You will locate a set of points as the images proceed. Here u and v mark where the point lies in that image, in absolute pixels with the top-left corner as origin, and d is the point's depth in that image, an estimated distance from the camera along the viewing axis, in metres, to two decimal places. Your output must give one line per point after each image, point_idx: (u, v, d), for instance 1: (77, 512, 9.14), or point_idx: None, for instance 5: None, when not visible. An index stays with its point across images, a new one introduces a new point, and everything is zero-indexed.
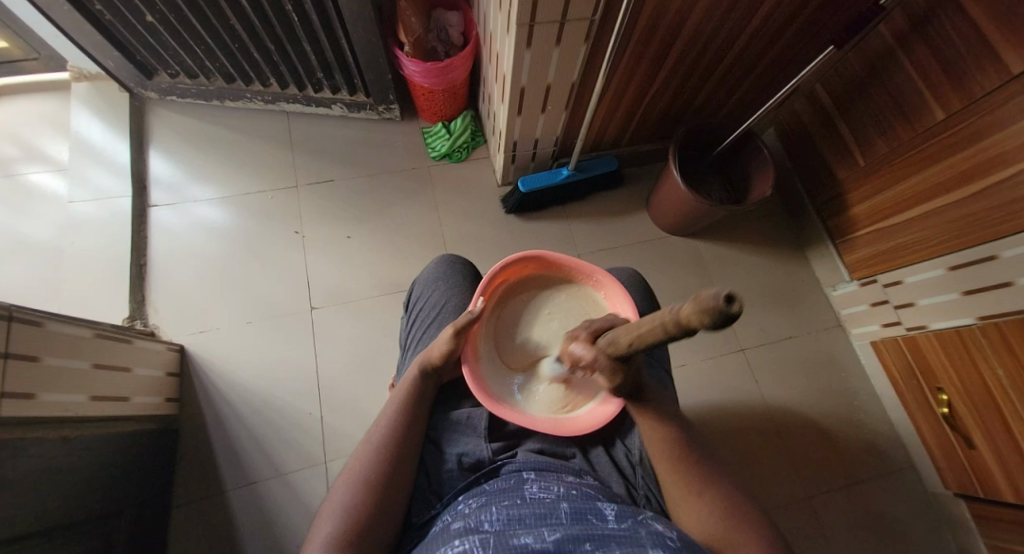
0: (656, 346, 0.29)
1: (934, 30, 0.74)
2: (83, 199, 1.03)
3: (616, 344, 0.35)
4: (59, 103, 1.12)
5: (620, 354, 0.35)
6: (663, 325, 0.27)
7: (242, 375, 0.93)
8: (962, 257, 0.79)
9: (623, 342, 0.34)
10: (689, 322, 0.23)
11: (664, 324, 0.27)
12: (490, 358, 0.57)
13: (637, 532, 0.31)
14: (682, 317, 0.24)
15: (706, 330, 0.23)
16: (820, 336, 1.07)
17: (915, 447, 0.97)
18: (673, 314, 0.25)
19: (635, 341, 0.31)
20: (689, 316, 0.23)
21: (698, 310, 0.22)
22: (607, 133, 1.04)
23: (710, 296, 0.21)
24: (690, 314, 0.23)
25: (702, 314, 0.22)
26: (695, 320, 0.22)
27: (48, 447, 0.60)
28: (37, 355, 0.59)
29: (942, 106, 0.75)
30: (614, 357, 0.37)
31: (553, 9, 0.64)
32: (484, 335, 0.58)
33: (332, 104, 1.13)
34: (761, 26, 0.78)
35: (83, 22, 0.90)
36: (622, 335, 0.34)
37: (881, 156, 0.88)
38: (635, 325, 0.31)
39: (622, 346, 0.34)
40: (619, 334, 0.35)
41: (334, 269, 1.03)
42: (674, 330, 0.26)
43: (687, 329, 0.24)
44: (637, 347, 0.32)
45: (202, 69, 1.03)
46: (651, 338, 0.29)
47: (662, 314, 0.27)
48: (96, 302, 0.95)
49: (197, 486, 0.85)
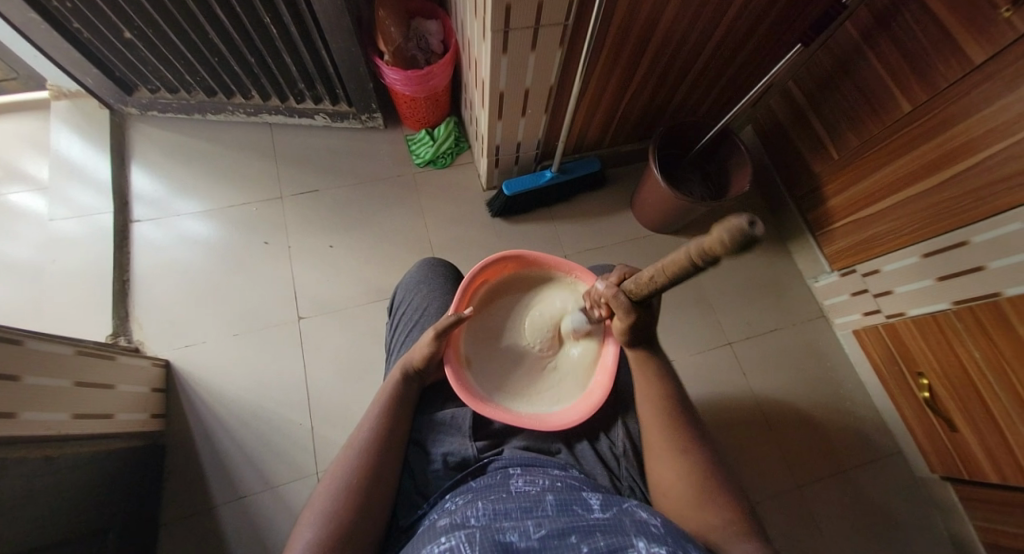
0: (677, 278, 0.31)
1: (897, 25, 0.76)
2: (63, 217, 1.02)
3: (641, 281, 0.38)
4: (36, 122, 1.11)
5: (645, 292, 0.38)
6: (685, 257, 0.29)
7: (229, 389, 0.93)
8: (935, 244, 0.81)
9: (646, 278, 0.36)
10: (711, 250, 0.25)
11: (687, 256, 0.28)
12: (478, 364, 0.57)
13: (621, 520, 0.31)
14: (703, 246, 0.26)
15: (726, 255, 0.25)
16: (804, 327, 1.09)
17: (900, 433, 0.99)
18: (694, 245, 0.27)
19: (658, 275, 0.34)
20: (712, 243, 0.25)
21: (723, 235, 0.23)
22: (588, 135, 1.06)
23: (741, 219, 0.23)
24: (713, 241, 0.25)
25: (728, 237, 0.24)
26: (718, 244, 0.24)
27: (31, 467, 0.59)
28: (17, 374, 0.58)
29: (908, 98, 0.78)
30: (637, 296, 0.40)
31: (527, 15, 0.65)
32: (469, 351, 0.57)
33: (315, 115, 1.13)
34: (730, 26, 0.80)
35: (60, 39, 0.90)
36: (643, 273, 0.37)
37: (853, 149, 0.91)
38: (657, 261, 0.33)
39: (645, 283, 0.37)
40: (642, 273, 0.37)
41: (321, 279, 1.03)
42: (696, 261, 0.28)
43: (709, 256, 0.26)
44: (658, 284, 0.35)
45: (182, 83, 1.03)
46: (674, 271, 0.31)
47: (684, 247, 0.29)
48: (78, 320, 0.93)
49: (186, 503, 0.84)
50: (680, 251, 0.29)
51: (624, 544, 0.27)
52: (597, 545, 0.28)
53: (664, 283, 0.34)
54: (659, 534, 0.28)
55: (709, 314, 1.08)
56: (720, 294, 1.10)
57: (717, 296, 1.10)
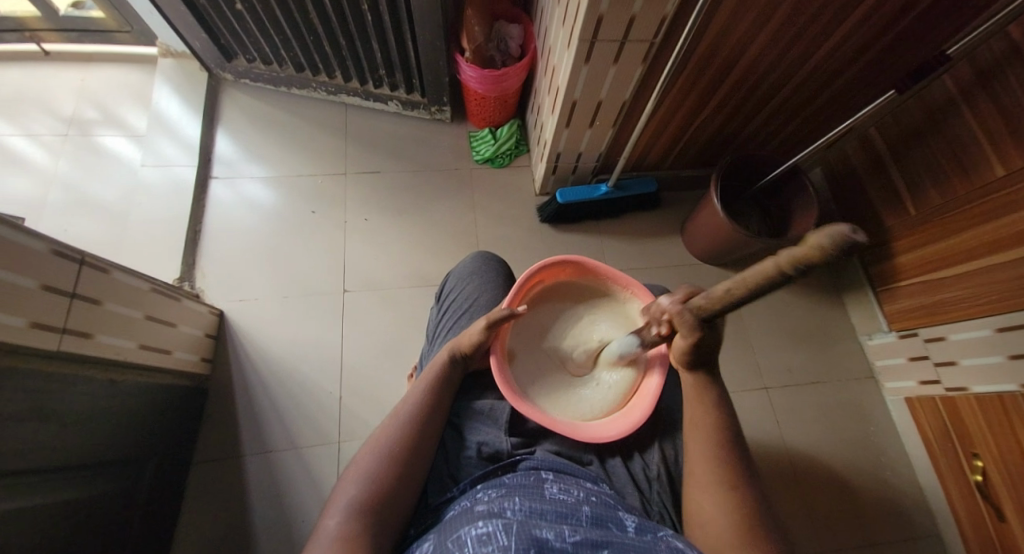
0: (756, 293, 0.29)
1: (1000, 84, 0.72)
2: (152, 165, 1.11)
3: (709, 299, 0.35)
4: (143, 75, 1.22)
5: (712, 309, 0.35)
6: (771, 267, 0.26)
7: (272, 347, 0.97)
8: (1011, 319, 0.76)
9: (717, 295, 0.34)
10: (805, 258, 0.24)
11: (772, 266, 0.26)
12: (522, 373, 0.58)
13: (657, 547, 0.31)
14: (795, 256, 0.24)
15: (824, 262, 0.23)
16: (850, 385, 1.03)
17: (942, 514, 0.92)
18: (783, 255, 0.25)
19: (733, 289, 0.31)
20: (807, 251, 0.24)
21: (824, 240, 0.22)
22: (651, 154, 1.05)
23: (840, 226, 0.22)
24: (809, 248, 0.23)
25: (828, 243, 0.22)
26: (819, 250, 0.23)
27: (96, 386, 0.65)
28: (100, 299, 0.64)
29: (1003, 162, 0.73)
30: (702, 314, 0.37)
31: (616, 28, 0.66)
32: (516, 361, 0.58)
33: (389, 100, 1.18)
34: (819, 65, 0.78)
35: (178, 3, 0.98)
36: (714, 289, 0.34)
37: (933, 208, 0.87)
38: (733, 277, 0.31)
39: (716, 300, 0.34)
40: (711, 289, 0.35)
41: (370, 257, 1.07)
42: (785, 270, 0.26)
43: (801, 266, 0.24)
44: (731, 300, 0.32)
45: (276, 56, 1.10)
46: (755, 285, 0.28)
47: (770, 257, 0.26)
48: (152, 260, 1.01)
49: (217, 448, 0.89)
50: (765, 262, 0.27)
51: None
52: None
53: (739, 299, 0.32)
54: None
55: (749, 353, 1.05)
56: (764, 334, 1.06)
57: (760, 337, 1.06)
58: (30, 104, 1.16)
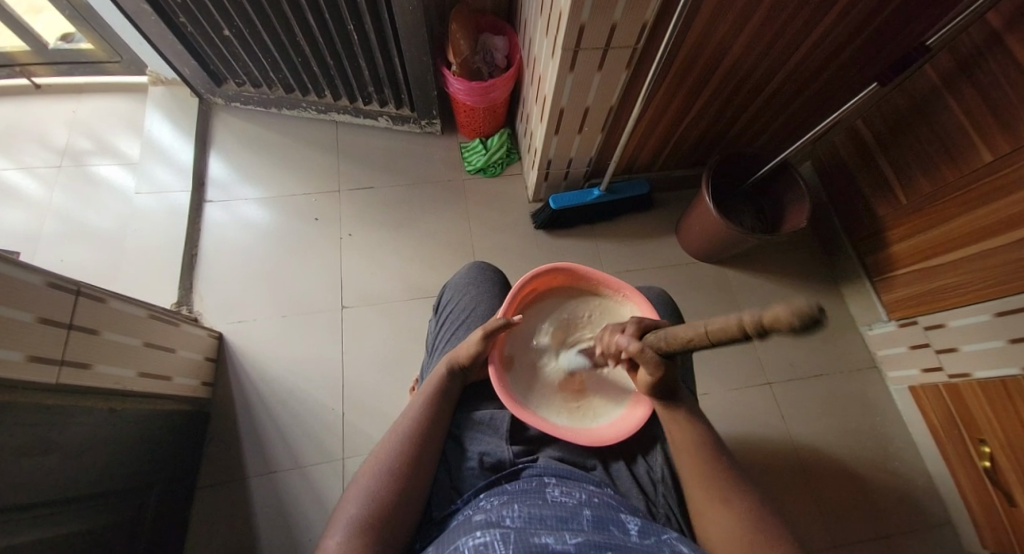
0: (721, 344, 0.29)
1: (983, 72, 0.73)
2: (146, 191, 1.11)
3: (675, 338, 0.35)
4: (135, 104, 1.23)
5: (677, 347, 0.36)
6: (738, 324, 0.26)
7: (272, 367, 0.97)
8: (1008, 303, 0.76)
9: (682, 338, 0.34)
10: (767, 325, 0.23)
11: (740, 323, 0.26)
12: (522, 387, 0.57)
13: (661, 550, 0.30)
14: (758, 319, 0.24)
15: (788, 332, 0.22)
16: (852, 376, 1.03)
17: (953, 502, 0.91)
18: (746, 315, 0.25)
19: (701, 336, 0.31)
20: (768, 318, 0.23)
21: (786, 316, 0.22)
22: (640, 157, 1.06)
23: (806, 304, 0.21)
24: (771, 317, 0.23)
25: (790, 317, 0.22)
26: (779, 323, 0.22)
27: (97, 416, 0.64)
28: (97, 329, 0.64)
29: (990, 147, 0.74)
30: (666, 351, 0.38)
31: (599, 35, 0.67)
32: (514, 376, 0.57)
33: (379, 116, 1.19)
34: (800, 61, 0.79)
35: (167, 32, 0.99)
36: (678, 330, 0.35)
37: (924, 195, 0.87)
38: (702, 321, 0.30)
39: (680, 341, 0.35)
40: (676, 329, 0.35)
41: (368, 272, 1.07)
42: (750, 330, 0.25)
43: (762, 331, 0.24)
44: (696, 344, 0.32)
45: (266, 78, 1.11)
46: (721, 335, 0.28)
47: (738, 312, 0.26)
48: (150, 287, 1.01)
49: (220, 472, 0.88)
50: (731, 318, 0.26)
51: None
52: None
53: (703, 345, 0.32)
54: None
55: (751, 349, 1.04)
56: None
57: None
58: (24, 138, 1.17)
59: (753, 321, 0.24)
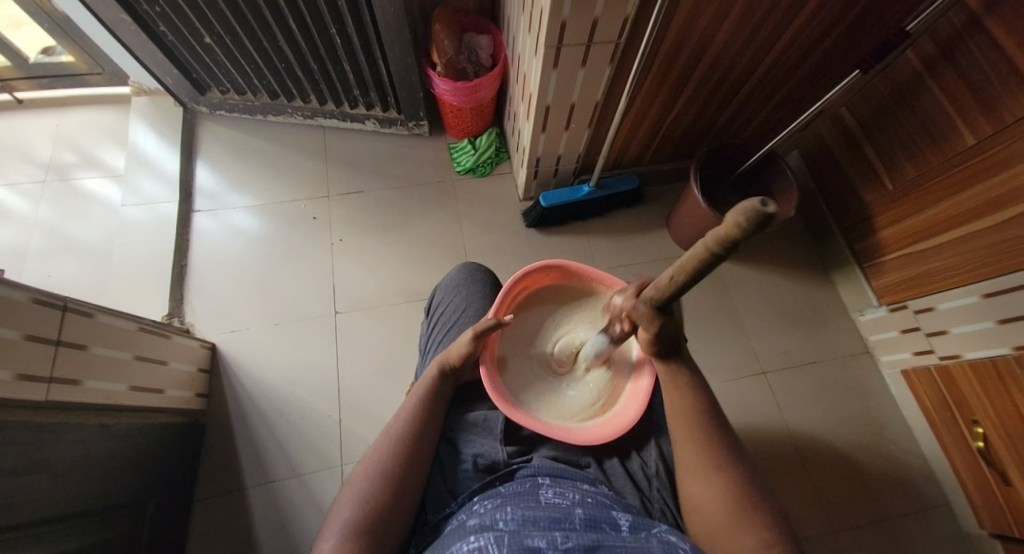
0: (696, 276, 0.30)
1: (963, 55, 0.73)
2: (133, 203, 1.10)
3: (660, 286, 0.36)
4: (118, 115, 1.21)
5: (665, 295, 0.36)
6: (704, 247, 0.26)
7: (267, 376, 0.97)
8: (996, 285, 0.77)
9: (664, 284, 0.35)
10: (728, 237, 0.24)
11: (706, 246, 0.26)
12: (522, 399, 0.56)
13: (650, 544, 0.30)
14: (719, 235, 0.25)
15: (746, 236, 0.23)
16: (845, 362, 1.04)
17: (948, 482, 0.93)
18: (709, 236, 0.26)
19: (677, 273, 0.31)
20: (727, 230, 0.24)
21: (736, 220, 0.22)
22: (629, 152, 1.06)
23: (749, 203, 0.22)
24: (729, 228, 0.24)
25: (744, 220, 0.23)
26: (735, 230, 0.23)
27: (89, 432, 0.64)
28: (86, 345, 0.63)
29: (973, 130, 0.74)
30: (656, 303, 0.38)
31: (581, 31, 0.67)
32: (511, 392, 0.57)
33: (366, 120, 1.18)
34: (783, 51, 0.80)
35: (147, 41, 0.98)
36: (661, 277, 0.35)
37: (910, 180, 0.88)
38: (675, 261, 0.31)
39: (664, 287, 0.35)
40: (660, 278, 0.36)
41: (361, 277, 1.07)
42: (716, 249, 0.26)
43: (726, 244, 0.25)
44: (680, 284, 0.33)
45: (250, 85, 1.10)
46: (695, 267, 0.29)
47: (702, 238, 0.27)
48: (139, 300, 1.01)
49: (218, 482, 0.88)
50: (698, 244, 0.27)
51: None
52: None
53: (683, 284, 0.33)
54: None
55: (745, 339, 1.05)
56: (759, 319, 1.07)
57: (755, 322, 1.07)
58: (6, 154, 1.15)
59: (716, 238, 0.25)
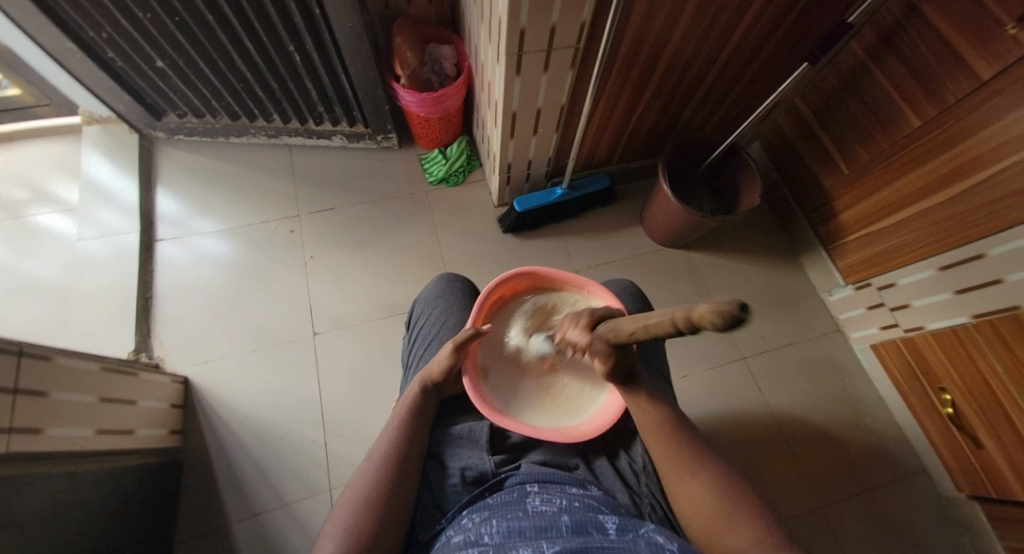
0: (658, 337, 0.31)
1: (903, 43, 0.77)
2: (90, 236, 1.06)
3: (618, 334, 0.37)
4: (68, 146, 1.16)
5: (620, 341, 0.37)
6: (673, 322, 0.28)
7: (246, 405, 0.94)
8: (950, 257, 0.80)
9: (624, 332, 0.36)
10: (695, 323, 0.25)
11: (675, 321, 0.28)
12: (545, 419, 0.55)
13: (636, 545, 0.31)
14: (689, 318, 0.26)
15: (713, 329, 0.24)
16: (820, 342, 1.07)
17: (924, 450, 0.96)
18: (679, 316, 0.27)
19: (641, 329, 0.32)
20: (697, 317, 0.25)
21: (711, 315, 0.23)
22: (597, 153, 1.08)
23: (727, 301, 0.23)
24: (699, 315, 0.25)
25: (713, 315, 0.23)
26: (704, 323, 0.24)
27: (56, 482, 0.61)
28: (46, 390, 0.60)
29: (917, 113, 0.78)
30: (613, 345, 0.39)
31: (540, 38, 0.67)
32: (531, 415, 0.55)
33: (332, 136, 1.16)
34: (736, 47, 0.82)
35: (95, 68, 0.94)
36: (621, 326, 0.36)
37: (863, 164, 0.91)
38: (640, 317, 0.32)
39: (624, 337, 0.36)
40: (619, 324, 0.37)
41: (338, 295, 1.05)
42: (684, 328, 0.27)
43: (694, 328, 0.26)
44: (639, 337, 0.34)
45: (208, 108, 1.08)
46: (660, 332, 0.30)
47: (671, 311, 0.28)
48: (103, 337, 0.96)
49: (201, 521, 0.84)
50: (666, 315, 0.28)
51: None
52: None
53: (643, 339, 0.34)
54: None
55: (723, 328, 1.07)
56: None
57: None
58: None
59: (684, 320, 0.26)
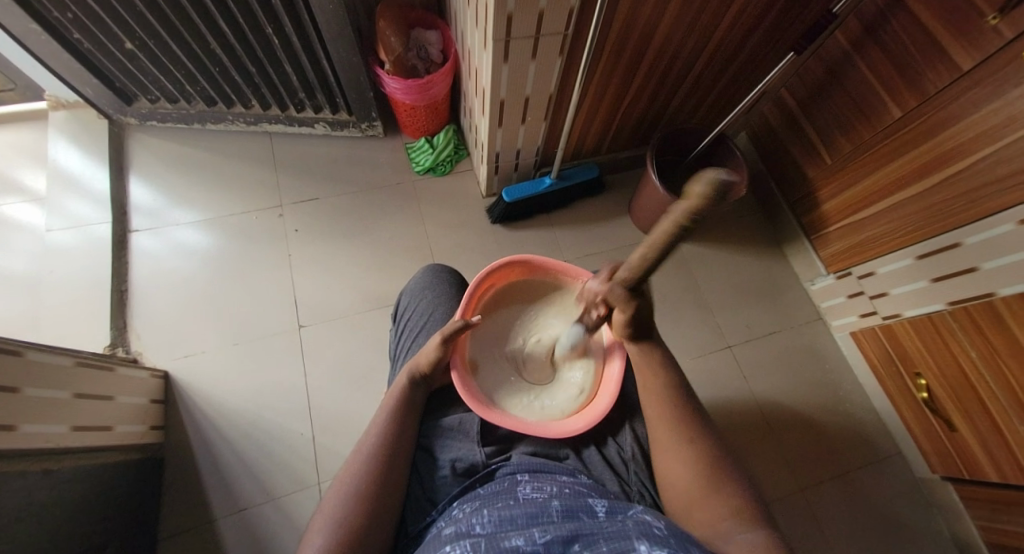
0: (665, 250, 0.33)
1: (886, 34, 0.78)
2: (59, 227, 1.01)
3: (631, 266, 0.39)
4: (35, 133, 1.11)
5: (635, 276, 0.39)
6: (673, 218, 0.30)
7: (230, 399, 0.92)
8: (928, 246, 0.82)
9: (634, 263, 0.38)
10: (693, 207, 0.28)
11: (674, 217, 0.30)
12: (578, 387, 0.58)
13: (625, 525, 0.31)
14: (686, 205, 0.28)
15: (708, 205, 0.27)
16: (802, 330, 1.10)
17: (900, 434, 0.99)
18: (678, 209, 0.29)
19: (649, 249, 0.34)
20: (693, 201, 0.27)
21: (704, 188, 0.26)
22: (586, 142, 1.07)
23: (716, 172, 0.26)
24: (694, 198, 0.27)
25: (706, 189, 0.26)
26: (700, 198, 0.27)
27: (30, 480, 0.58)
28: (17, 386, 0.58)
29: (898, 104, 0.79)
30: (626, 285, 0.42)
31: (528, 23, 0.66)
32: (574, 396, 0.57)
33: (315, 123, 1.13)
34: (724, 36, 0.82)
35: (60, 50, 0.90)
36: (633, 258, 0.38)
37: (845, 154, 0.93)
38: (647, 236, 0.34)
39: (636, 267, 0.38)
40: (631, 259, 0.39)
41: (322, 287, 1.03)
42: (683, 221, 0.29)
43: (693, 214, 0.28)
44: (649, 262, 0.36)
45: (182, 93, 1.03)
46: (664, 237, 0.32)
47: (671, 210, 0.30)
48: (77, 332, 0.93)
49: (184, 518, 0.82)
50: (668, 217, 0.31)
51: (626, 549, 0.26)
52: (600, 551, 0.27)
53: (653, 262, 0.36)
54: (664, 535, 0.28)
55: (709, 318, 1.09)
56: (721, 297, 1.11)
57: (717, 300, 1.11)
58: None
59: (684, 208, 0.28)
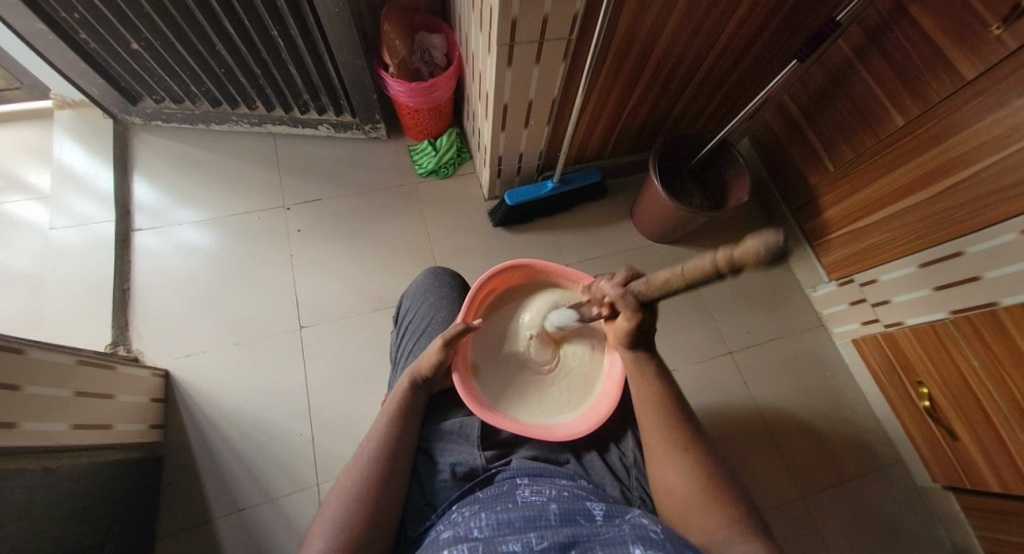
0: (695, 284, 0.31)
1: (890, 42, 0.78)
2: (63, 226, 1.02)
3: (650, 287, 0.37)
4: (40, 131, 1.12)
5: (655, 294, 0.37)
6: (710, 265, 0.27)
7: (230, 399, 0.92)
8: (931, 254, 0.82)
9: (655, 285, 0.36)
10: (740, 259, 0.25)
11: (712, 264, 0.27)
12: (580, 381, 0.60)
13: (621, 530, 0.30)
14: (732, 256, 0.25)
15: (761, 266, 0.24)
16: (804, 337, 1.09)
17: (901, 442, 0.99)
18: (718, 257, 0.26)
19: (676, 279, 0.32)
20: (741, 253, 0.25)
21: (759, 248, 0.23)
22: (589, 146, 1.07)
23: (774, 235, 0.23)
24: (742, 251, 0.24)
25: (763, 249, 0.23)
26: (752, 258, 0.24)
27: (31, 478, 0.59)
28: (19, 384, 0.58)
29: (901, 112, 0.79)
30: (644, 299, 0.40)
31: (532, 28, 0.66)
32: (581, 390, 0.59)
33: (319, 125, 1.14)
34: (727, 42, 0.82)
35: (67, 49, 0.90)
36: (653, 278, 0.36)
37: (848, 161, 0.93)
38: (674, 266, 0.32)
39: (656, 288, 0.36)
40: (651, 278, 0.37)
41: (323, 288, 1.03)
42: (723, 269, 0.27)
43: (736, 266, 0.25)
44: (674, 287, 0.34)
45: (187, 93, 1.04)
46: (697, 277, 0.30)
47: (708, 255, 0.27)
48: (79, 330, 0.93)
49: (183, 517, 0.82)
50: (702, 259, 0.28)
51: None
52: None
53: (678, 287, 0.34)
54: (658, 540, 0.27)
55: (711, 323, 1.08)
56: (722, 303, 1.11)
57: (719, 306, 1.10)
58: None
59: (727, 259, 0.25)
